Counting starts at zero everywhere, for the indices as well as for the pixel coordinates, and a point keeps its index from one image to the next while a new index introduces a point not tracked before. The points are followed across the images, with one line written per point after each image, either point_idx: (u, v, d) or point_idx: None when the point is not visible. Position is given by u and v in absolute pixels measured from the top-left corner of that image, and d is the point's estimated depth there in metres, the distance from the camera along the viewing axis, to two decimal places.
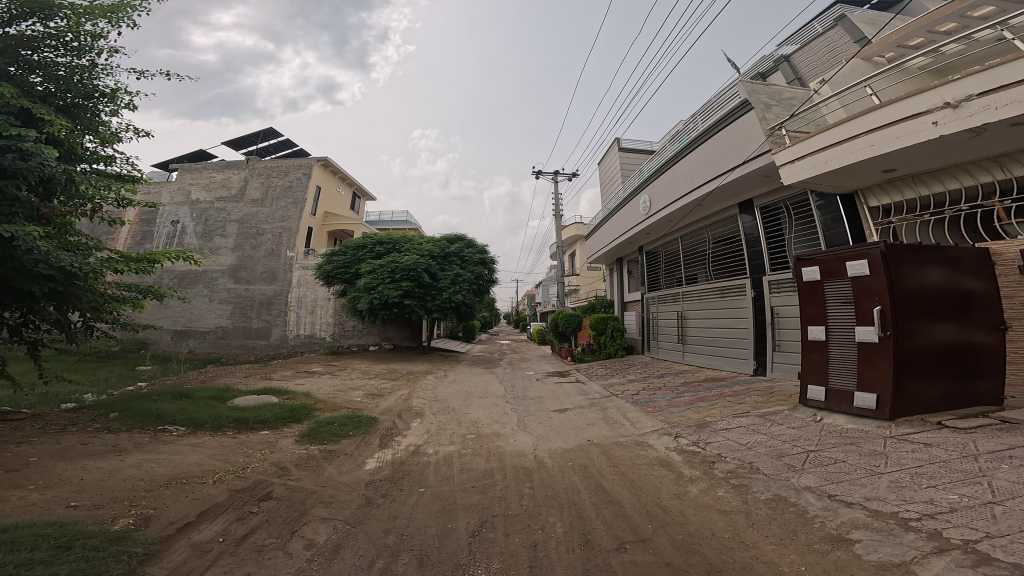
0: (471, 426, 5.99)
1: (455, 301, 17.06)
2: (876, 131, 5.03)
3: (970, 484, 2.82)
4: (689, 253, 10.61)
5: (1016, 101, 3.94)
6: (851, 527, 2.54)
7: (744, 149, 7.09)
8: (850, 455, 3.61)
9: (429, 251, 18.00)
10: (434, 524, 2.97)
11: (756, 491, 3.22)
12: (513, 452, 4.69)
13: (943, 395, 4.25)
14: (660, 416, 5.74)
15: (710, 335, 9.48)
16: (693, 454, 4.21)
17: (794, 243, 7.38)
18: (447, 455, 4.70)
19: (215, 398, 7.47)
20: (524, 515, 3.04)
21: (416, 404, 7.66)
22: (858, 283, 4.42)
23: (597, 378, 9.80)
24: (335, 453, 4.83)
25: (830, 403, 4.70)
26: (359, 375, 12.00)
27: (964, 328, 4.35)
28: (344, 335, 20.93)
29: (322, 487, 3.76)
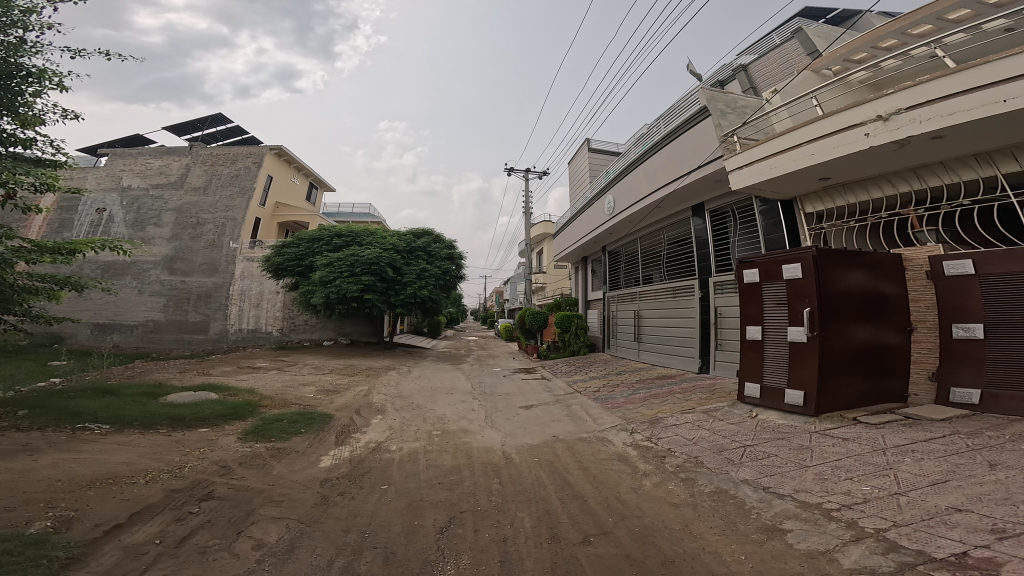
0: (436, 422, 5.93)
1: (421, 297, 16.71)
2: (818, 141, 5.47)
3: (880, 476, 3.17)
4: (647, 254, 11.05)
5: (941, 116, 4.35)
6: (783, 518, 2.78)
7: (701, 154, 7.38)
8: (781, 449, 3.94)
9: (394, 245, 17.48)
10: (397, 522, 2.92)
11: (701, 484, 3.43)
12: (480, 448, 4.69)
13: (860, 393, 4.72)
14: (618, 412, 5.97)
15: (662, 333, 9.98)
16: (647, 449, 4.41)
17: (736, 246, 7.90)
18: (412, 451, 4.63)
19: (146, 395, 6.89)
20: (491, 511, 3.05)
21: (376, 401, 7.47)
22: (792, 285, 4.82)
23: (560, 376, 9.97)
24: (285, 450, 4.61)
25: (765, 400, 5.08)
26: (311, 371, 11.51)
27: (880, 330, 4.85)
28: (294, 329, 19.95)
29: (271, 486, 3.58)
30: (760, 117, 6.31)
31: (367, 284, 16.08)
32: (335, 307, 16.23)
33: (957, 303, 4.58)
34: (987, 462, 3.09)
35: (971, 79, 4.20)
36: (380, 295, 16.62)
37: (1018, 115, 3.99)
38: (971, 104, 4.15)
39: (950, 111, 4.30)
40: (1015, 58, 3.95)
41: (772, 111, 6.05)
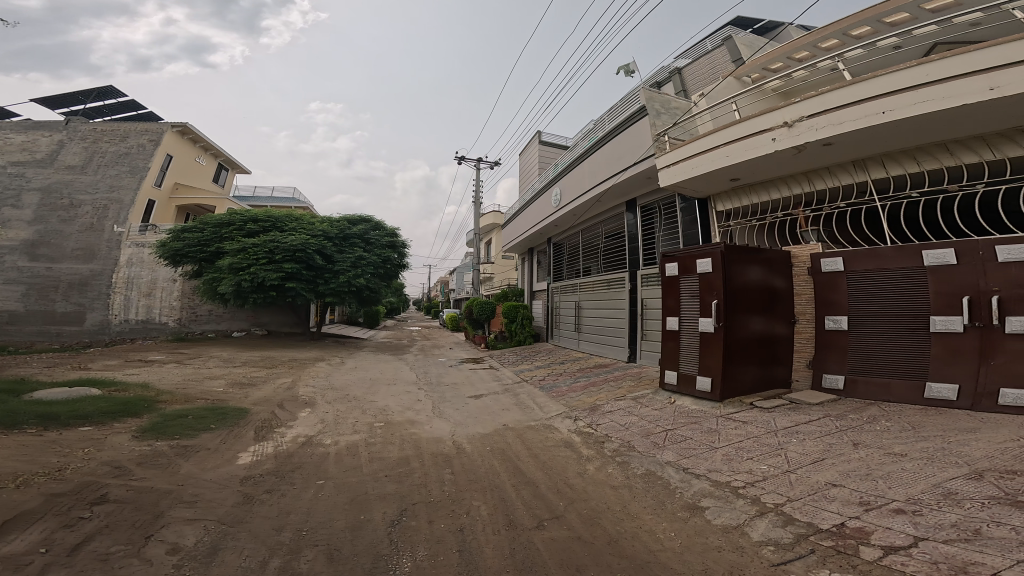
0: (378, 414, 5.65)
1: (355, 286, 15.72)
2: (733, 144, 5.94)
3: (773, 455, 3.64)
4: (587, 246, 11.51)
5: (835, 124, 4.88)
6: (701, 496, 3.07)
7: (637, 151, 7.77)
8: (695, 432, 4.35)
9: (324, 231, 16.23)
10: (342, 517, 2.74)
11: (635, 467, 3.67)
12: (430, 439, 4.55)
13: (755, 379, 5.30)
14: (562, 400, 6.17)
15: (598, 322, 10.49)
16: (588, 435, 4.61)
17: (660, 241, 8.44)
18: (350, 445, 4.36)
19: (3, 391, 5.69)
20: (444, 501, 2.98)
21: (303, 394, 6.91)
22: (704, 279, 5.32)
23: (508, 365, 10.06)
24: (193, 448, 4.07)
25: (681, 387, 5.57)
26: (220, 364, 10.31)
27: (772, 321, 5.46)
28: (195, 320, 17.70)
29: (182, 486, 3.16)
30: (688, 118, 6.69)
31: (288, 271, 14.85)
32: (248, 296, 14.99)
33: (830, 298, 5.28)
34: (852, 442, 3.68)
35: (859, 93, 4.72)
36: (305, 283, 15.43)
37: (893, 126, 4.58)
38: (856, 115, 4.71)
39: (840, 121, 4.84)
40: (895, 75, 4.48)
41: (696, 113, 6.42)
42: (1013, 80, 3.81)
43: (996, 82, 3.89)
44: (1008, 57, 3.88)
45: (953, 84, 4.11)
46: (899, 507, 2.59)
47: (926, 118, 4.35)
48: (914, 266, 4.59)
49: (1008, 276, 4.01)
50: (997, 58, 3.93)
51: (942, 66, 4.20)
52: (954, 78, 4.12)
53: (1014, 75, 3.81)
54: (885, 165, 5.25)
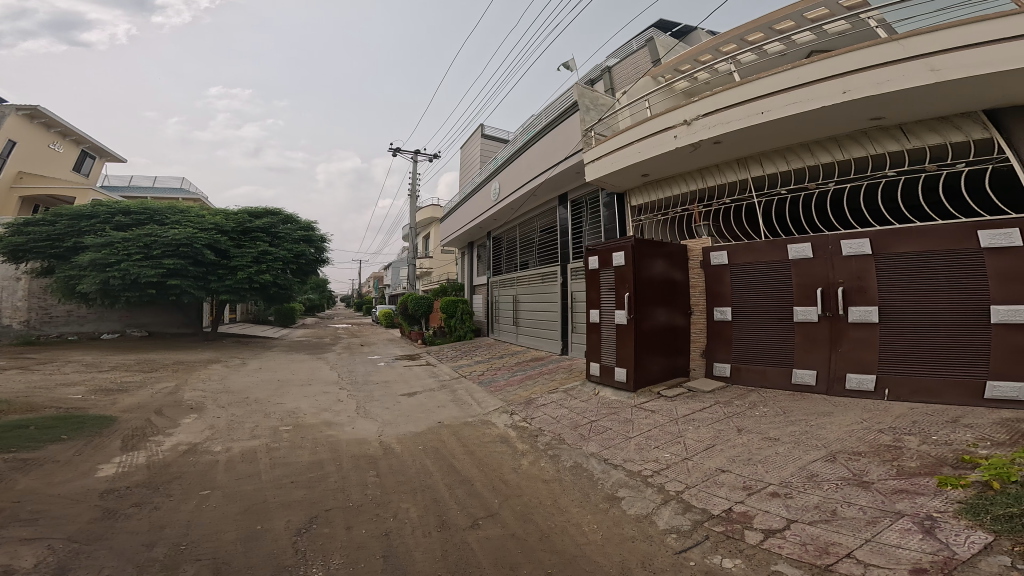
0: (286, 417, 5.04)
1: (257, 283, 13.97)
2: (643, 140, 5.95)
3: (674, 443, 3.80)
4: (524, 240, 11.61)
5: (724, 124, 5.02)
6: (618, 486, 3.15)
7: (569, 145, 7.83)
8: (614, 422, 4.50)
9: (216, 224, 13.98)
10: (232, 528, 2.35)
11: (564, 460, 3.71)
12: (352, 441, 4.15)
13: (661, 369, 5.48)
14: (499, 395, 6.11)
15: (534, 316, 10.62)
16: (524, 429, 4.59)
17: (586, 236, 8.65)
18: (248, 451, 3.80)
19: None
20: (369, 505, 2.72)
21: (191, 399, 5.92)
22: (617, 272, 5.45)
23: (446, 360, 9.80)
24: (33, 461, 3.23)
25: (604, 377, 5.73)
26: (81, 368, 8.52)
27: (673, 313, 5.65)
28: (48, 322, 14.43)
29: (15, 503, 2.48)
30: (610, 116, 6.77)
31: (170, 268, 12.73)
32: (121, 296, 12.82)
33: (717, 290, 5.59)
34: (736, 428, 3.97)
35: (742, 95, 4.88)
36: (194, 280, 13.39)
37: (769, 126, 4.80)
38: (742, 116, 4.86)
39: (729, 120, 4.98)
40: (771, 78, 4.66)
41: (615, 110, 6.47)
42: (861, 85, 4.06)
43: (849, 87, 4.14)
44: (858, 63, 4.12)
45: (819, 86, 4.33)
46: (774, 490, 2.83)
47: (795, 119, 4.58)
48: (781, 260, 5.02)
49: (850, 268, 4.51)
50: (849, 64, 4.17)
51: (808, 70, 4.41)
52: (817, 82, 4.34)
53: (862, 80, 4.07)
54: (762, 163, 5.55)
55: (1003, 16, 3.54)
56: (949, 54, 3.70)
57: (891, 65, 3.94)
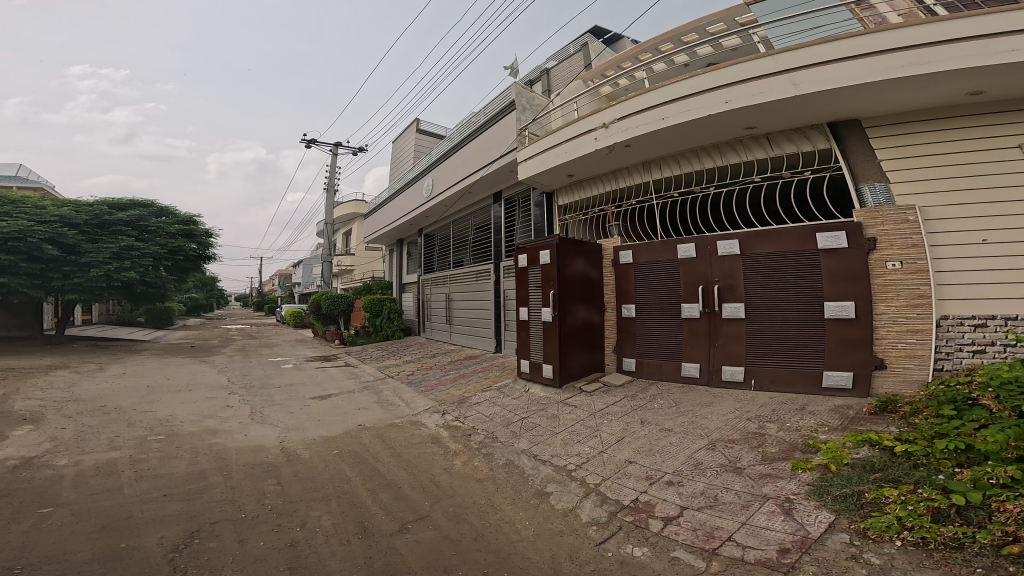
0: (158, 427, 4.16)
1: (118, 284, 11.73)
2: (565, 142, 5.85)
3: (591, 437, 3.71)
4: (458, 238, 11.25)
5: (632, 129, 5.00)
6: (547, 481, 3.04)
7: (502, 144, 7.65)
8: (544, 418, 4.36)
9: (63, 215, 11.43)
10: (88, 547, 2.01)
11: (498, 458, 3.52)
12: (249, 451, 3.52)
13: (585, 365, 5.40)
14: (430, 395, 5.73)
15: (468, 314, 10.33)
16: (456, 428, 4.31)
17: (518, 233, 8.50)
18: (99, 468, 3.03)
19: None
20: (268, 514, 2.38)
21: (24, 409, 4.67)
22: (543, 270, 5.33)
23: (370, 361, 9.06)
24: None
25: (532, 375, 5.55)
26: None
27: (595, 312, 5.59)
28: None
29: None
30: (544, 115, 6.74)
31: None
32: None
33: (623, 287, 5.51)
34: (639, 421, 3.96)
35: (643, 101, 4.91)
36: (29, 279, 10.93)
37: (668, 132, 4.85)
38: (646, 121, 4.87)
39: (636, 125, 4.97)
40: (671, 85, 4.67)
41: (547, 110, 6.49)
42: (741, 96, 4.20)
43: (730, 96, 4.26)
44: (738, 74, 4.23)
45: (709, 95, 4.40)
46: (669, 479, 2.89)
47: (689, 126, 4.66)
48: (670, 259, 5.05)
49: (723, 267, 4.66)
50: (731, 74, 4.27)
51: (698, 78, 4.46)
52: (705, 91, 4.42)
53: (741, 90, 4.20)
54: (665, 165, 5.62)
55: (854, 35, 3.72)
56: (811, 69, 3.86)
57: (765, 77, 4.08)
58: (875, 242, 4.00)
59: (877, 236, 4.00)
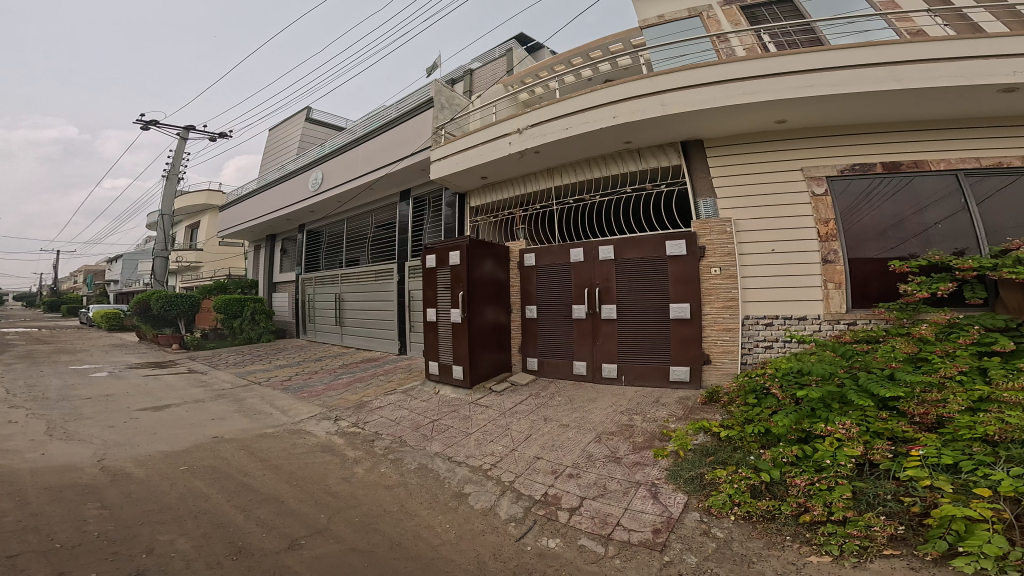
0: None
1: None
2: (480, 146, 5.85)
3: (505, 436, 3.65)
4: (353, 236, 10.30)
5: (540, 136, 5.17)
6: (464, 482, 2.86)
7: (416, 141, 7.27)
8: (456, 420, 4.12)
9: None
10: None
11: (408, 462, 3.19)
12: (54, 480, 2.56)
13: (494, 365, 5.37)
14: (316, 401, 4.96)
15: (362, 315, 9.51)
16: (354, 435, 3.79)
17: (427, 232, 8.08)
18: None
19: None
20: (97, 545, 1.86)
21: None
22: (452, 272, 5.19)
23: (227, 367, 7.52)
24: None
25: (442, 376, 5.34)
26: None
27: (503, 312, 5.62)
28: None
29: None
30: (462, 116, 6.67)
31: None
32: None
33: (525, 289, 5.70)
34: (544, 419, 4.03)
35: (550, 111, 5.12)
36: None
37: (570, 141, 5.10)
38: (552, 130, 5.07)
39: (543, 134, 5.15)
40: (573, 98, 4.92)
41: (466, 111, 6.40)
42: (625, 113, 4.55)
43: (617, 113, 4.61)
44: (624, 93, 4.59)
45: (602, 110, 4.70)
46: (570, 472, 2.99)
47: (587, 137, 4.94)
48: (564, 263, 5.36)
49: (600, 271, 5.06)
50: (619, 93, 4.61)
51: (596, 94, 4.76)
52: (598, 106, 4.73)
53: (626, 107, 4.56)
54: (566, 173, 5.91)
55: (709, 64, 4.23)
56: (676, 92, 4.34)
57: (642, 97, 4.48)
58: (703, 251, 4.64)
59: (704, 245, 4.63)
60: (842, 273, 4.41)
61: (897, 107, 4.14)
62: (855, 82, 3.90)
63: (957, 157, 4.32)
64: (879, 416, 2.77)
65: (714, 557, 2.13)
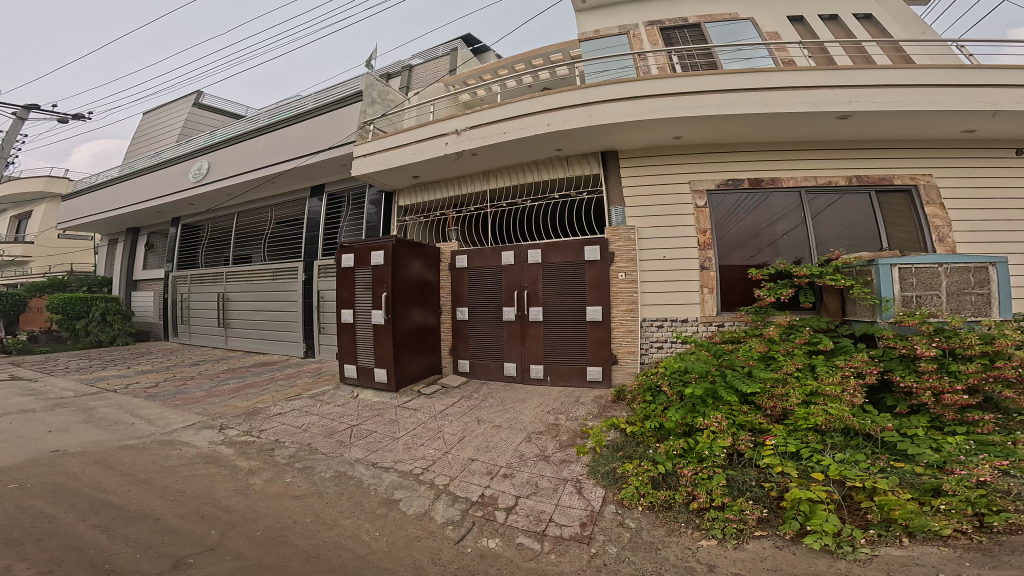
0: None
1: None
2: (415, 144, 5.71)
3: (437, 439, 3.45)
4: (245, 231, 9.13)
5: (478, 138, 5.21)
6: (394, 488, 2.62)
7: (333, 135, 6.85)
8: (379, 425, 3.80)
9: None
10: None
11: (321, 470, 2.85)
12: None
13: (421, 367, 5.12)
14: (194, 409, 4.22)
15: (255, 317, 8.44)
16: (248, 444, 3.29)
17: (344, 231, 7.47)
18: None
19: None
20: None
21: None
22: (374, 272, 4.83)
23: (69, 373, 6.20)
24: None
25: (361, 380, 4.96)
26: None
27: (429, 313, 5.39)
28: None
29: None
30: (395, 113, 6.43)
31: None
32: None
33: (456, 291, 5.63)
34: (478, 420, 3.92)
35: (489, 114, 5.20)
36: None
37: (507, 146, 5.22)
38: (490, 133, 5.14)
39: (481, 136, 5.21)
40: (512, 104, 5.07)
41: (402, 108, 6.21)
42: (559, 121, 4.78)
43: (551, 121, 4.82)
44: (559, 102, 4.82)
45: (538, 117, 4.89)
46: (505, 472, 2.92)
47: (523, 142, 5.08)
48: (496, 265, 5.39)
49: (531, 274, 5.17)
50: (554, 102, 4.84)
51: (533, 101, 4.93)
52: (534, 113, 4.91)
53: (559, 116, 4.78)
54: (501, 176, 6.02)
55: (631, 79, 4.58)
56: (602, 105, 4.63)
57: (573, 107, 4.74)
58: (613, 256, 4.96)
59: (614, 251, 4.97)
60: (714, 279, 5.00)
61: (775, 127, 4.67)
62: (736, 105, 4.37)
63: (802, 176, 4.98)
64: (741, 411, 3.21)
65: (629, 545, 2.21)
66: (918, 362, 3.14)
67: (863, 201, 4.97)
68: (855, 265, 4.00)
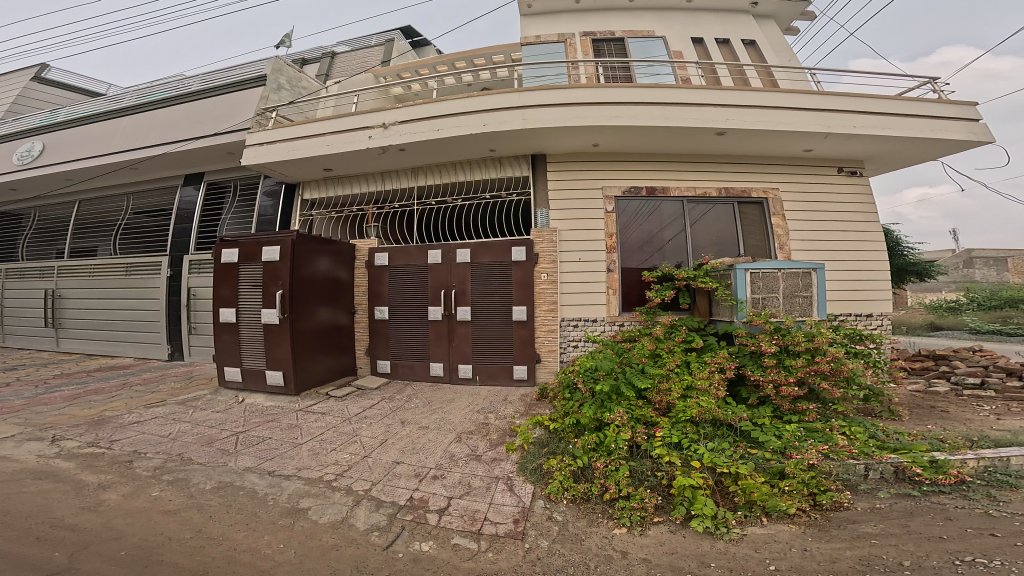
0: None
1: None
2: (333, 134, 5.35)
3: (353, 444, 3.10)
4: (88, 221, 7.43)
5: (408, 134, 5.12)
6: (299, 497, 2.29)
7: (224, 120, 6.06)
8: (275, 431, 3.28)
9: None
10: None
11: (199, 482, 2.39)
12: None
13: (328, 369, 4.66)
14: (5, 420, 3.27)
15: (98, 317, 6.83)
16: (91, 458, 2.64)
17: (227, 225, 6.55)
18: None
19: None
20: None
21: None
22: (268, 269, 4.27)
23: None
24: None
25: (248, 384, 4.35)
26: None
27: (339, 312, 4.95)
28: None
29: None
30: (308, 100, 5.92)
31: None
32: None
33: (376, 290, 5.31)
34: (400, 422, 3.65)
35: (419, 110, 5.16)
36: None
37: (440, 144, 5.23)
38: (421, 129, 5.10)
39: (411, 131, 5.12)
40: (445, 103, 5.14)
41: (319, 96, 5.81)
42: (494, 122, 4.95)
43: (486, 121, 4.97)
44: (493, 103, 5.01)
45: (472, 117, 5.01)
46: (434, 473, 2.74)
47: (455, 140, 5.14)
48: (421, 263, 5.20)
49: (458, 273, 5.09)
50: (488, 103, 5.02)
51: (468, 101, 5.06)
52: (468, 112, 5.03)
53: (494, 117, 4.97)
54: (429, 174, 5.94)
55: (558, 88, 4.99)
56: (532, 110, 4.93)
57: (508, 109, 4.96)
58: (537, 257, 5.15)
59: (538, 252, 5.17)
60: (617, 281, 5.52)
61: (670, 143, 5.51)
62: (640, 116, 5.00)
63: (685, 187, 5.80)
64: (637, 405, 3.46)
65: (559, 538, 2.22)
66: (763, 358, 3.78)
67: (728, 211, 5.93)
68: (718, 269, 4.75)
